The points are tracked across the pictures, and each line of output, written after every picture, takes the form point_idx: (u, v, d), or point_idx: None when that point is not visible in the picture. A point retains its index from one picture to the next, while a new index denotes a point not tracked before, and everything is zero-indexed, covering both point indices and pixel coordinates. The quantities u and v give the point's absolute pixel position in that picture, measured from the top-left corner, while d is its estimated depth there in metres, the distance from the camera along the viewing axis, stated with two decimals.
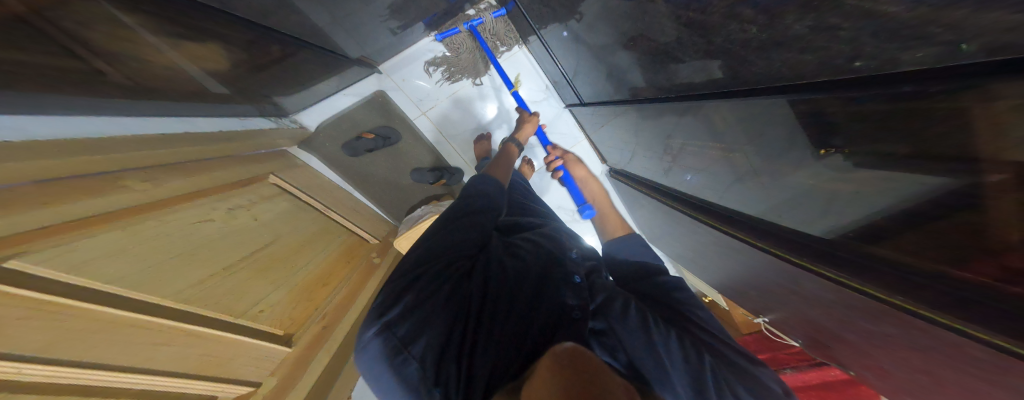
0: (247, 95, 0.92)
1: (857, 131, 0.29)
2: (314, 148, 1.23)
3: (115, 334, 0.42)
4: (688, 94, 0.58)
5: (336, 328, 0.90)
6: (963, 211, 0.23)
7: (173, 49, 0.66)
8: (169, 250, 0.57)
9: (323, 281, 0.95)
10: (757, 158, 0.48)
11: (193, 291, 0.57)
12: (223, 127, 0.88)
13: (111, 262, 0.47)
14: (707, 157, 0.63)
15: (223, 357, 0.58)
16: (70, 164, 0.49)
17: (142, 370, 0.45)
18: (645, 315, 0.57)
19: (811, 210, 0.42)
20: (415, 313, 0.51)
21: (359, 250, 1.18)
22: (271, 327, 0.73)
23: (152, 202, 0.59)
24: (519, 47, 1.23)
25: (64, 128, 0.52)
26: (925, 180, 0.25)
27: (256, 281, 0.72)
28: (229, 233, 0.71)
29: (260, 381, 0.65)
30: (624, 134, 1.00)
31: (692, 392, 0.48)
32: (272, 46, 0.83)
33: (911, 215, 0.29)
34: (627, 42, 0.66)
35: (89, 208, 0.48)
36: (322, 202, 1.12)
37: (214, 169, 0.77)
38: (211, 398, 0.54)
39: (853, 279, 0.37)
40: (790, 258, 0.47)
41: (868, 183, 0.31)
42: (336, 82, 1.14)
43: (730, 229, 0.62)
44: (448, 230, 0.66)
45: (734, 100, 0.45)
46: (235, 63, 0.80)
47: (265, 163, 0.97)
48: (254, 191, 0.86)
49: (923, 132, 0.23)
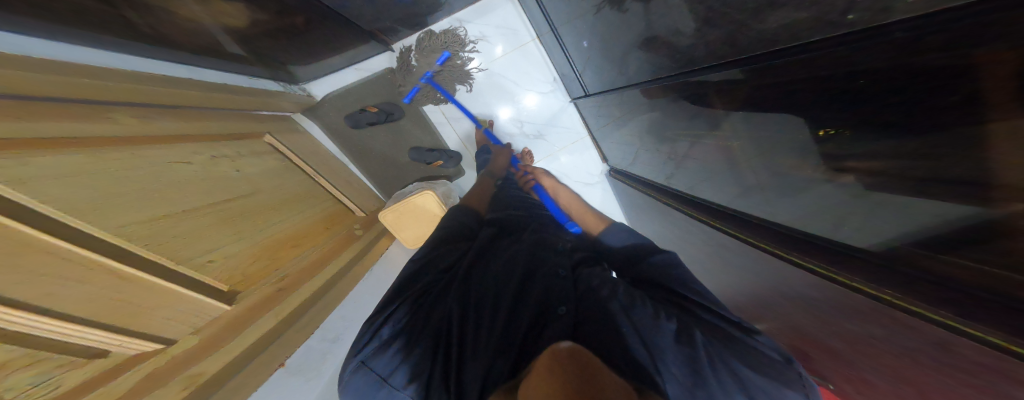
0: (261, 57, 0.95)
1: (856, 110, 0.29)
2: (317, 116, 1.19)
3: (21, 259, 0.36)
4: (690, 69, 0.58)
5: (294, 293, 0.75)
6: (957, 186, 0.22)
7: (199, 5, 0.71)
8: (123, 181, 0.52)
9: (294, 242, 0.85)
10: (755, 143, 0.49)
11: (140, 228, 0.52)
12: (228, 81, 0.90)
13: (46, 180, 0.42)
14: (706, 148, 0.64)
15: (145, 306, 0.49)
16: (33, 86, 0.47)
17: (24, 305, 0.36)
18: (632, 296, 0.52)
19: (796, 195, 0.43)
20: (392, 345, 0.50)
21: (341, 219, 1.07)
22: (216, 280, 0.62)
23: (123, 138, 0.56)
24: (531, 38, 1.21)
25: (66, 52, 0.57)
26: (927, 146, 0.24)
27: (218, 230, 0.65)
28: (199, 177, 0.66)
29: (177, 337, 0.53)
30: (630, 134, 1.04)
31: (687, 374, 0.42)
32: (297, 14, 0.88)
33: (900, 189, 0.27)
34: (642, 42, 0.70)
35: (36, 131, 0.44)
36: (315, 168, 1.06)
37: (209, 119, 0.77)
38: (106, 353, 0.44)
39: (844, 276, 0.34)
40: (786, 255, 0.44)
41: (872, 166, 0.29)
42: (346, 56, 1.13)
43: (723, 225, 0.61)
44: (420, 260, 0.67)
45: (738, 64, 0.44)
46: (255, 24, 0.84)
47: (263, 123, 0.94)
48: (245, 146, 0.83)
49: (918, 91, 0.23)
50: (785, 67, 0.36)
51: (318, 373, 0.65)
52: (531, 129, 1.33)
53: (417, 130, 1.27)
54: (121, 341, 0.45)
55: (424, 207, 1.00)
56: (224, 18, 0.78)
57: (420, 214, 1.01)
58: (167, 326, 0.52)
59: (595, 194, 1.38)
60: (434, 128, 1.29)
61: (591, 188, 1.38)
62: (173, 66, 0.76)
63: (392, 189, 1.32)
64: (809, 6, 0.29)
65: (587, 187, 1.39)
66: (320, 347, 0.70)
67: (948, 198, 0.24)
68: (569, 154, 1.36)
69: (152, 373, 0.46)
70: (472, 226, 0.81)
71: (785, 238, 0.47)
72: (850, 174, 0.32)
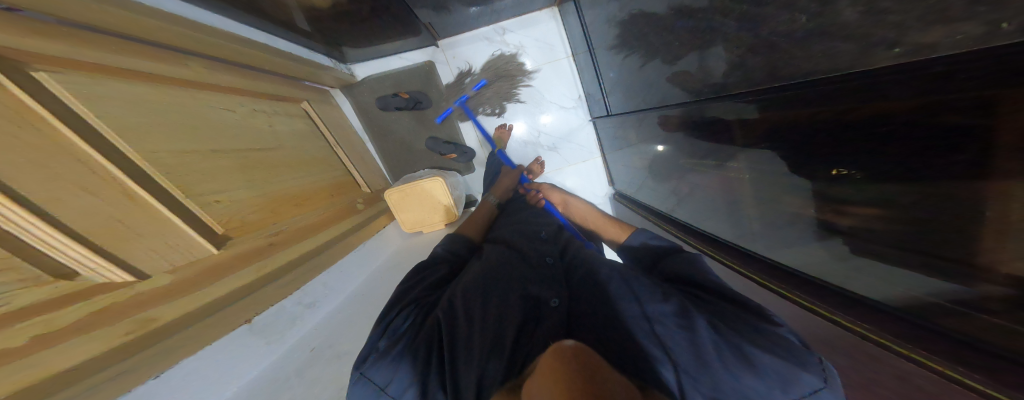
0: (324, 35, 1.07)
1: (883, 148, 0.29)
2: (353, 93, 1.28)
3: (38, 164, 0.37)
4: (714, 94, 0.57)
5: (285, 250, 0.74)
6: (1004, 240, 0.21)
7: None
8: (154, 111, 0.54)
9: (298, 201, 0.86)
10: (765, 175, 0.50)
11: (167, 158, 0.54)
12: (295, 51, 1.01)
13: (83, 98, 0.44)
14: (714, 178, 0.65)
15: (148, 232, 0.49)
16: (122, 20, 0.51)
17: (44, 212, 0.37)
18: (631, 279, 0.51)
19: (821, 236, 0.41)
20: (391, 354, 0.46)
21: (347, 191, 1.09)
22: (214, 221, 0.61)
23: (167, 77, 0.58)
24: (565, 56, 1.28)
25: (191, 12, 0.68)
26: (962, 194, 0.24)
27: (234, 173, 0.67)
28: (234, 122, 0.71)
29: (151, 274, 0.48)
30: (639, 161, 1.04)
31: (692, 357, 0.38)
32: (363, 5, 0.96)
33: (932, 220, 0.27)
34: (670, 73, 0.71)
35: (98, 56, 0.47)
36: (335, 139, 1.09)
37: (261, 80, 0.84)
38: (71, 276, 0.40)
39: (876, 333, 0.32)
40: (805, 303, 0.41)
41: (898, 193, 0.29)
42: (395, 45, 1.23)
43: (735, 264, 0.57)
44: (418, 267, 0.65)
45: (761, 95, 0.43)
46: (335, 5, 0.93)
47: (305, 91, 1.02)
48: (278, 107, 0.88)
49: (942, 141, 0.24)
50: (804, 103, 0.36)
51: (279, 339, 0.61)
52: (546, 141, 1.36)
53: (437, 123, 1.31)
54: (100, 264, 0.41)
55: (430, 193, 1.01)
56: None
57: (425, 199, 1.02)
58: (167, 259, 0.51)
59: None
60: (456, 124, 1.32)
61: None
62: (252, 30, 0.86)
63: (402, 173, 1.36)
64: (853, 40, 0.28)
65: None
66: (292, 310, 0.67)
67: (986, 258, 0.23)
68: (574, 174, 1.38)
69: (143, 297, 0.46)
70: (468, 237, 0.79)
71: (791, 278, 0.47)
72: (868, 214, 0.33)
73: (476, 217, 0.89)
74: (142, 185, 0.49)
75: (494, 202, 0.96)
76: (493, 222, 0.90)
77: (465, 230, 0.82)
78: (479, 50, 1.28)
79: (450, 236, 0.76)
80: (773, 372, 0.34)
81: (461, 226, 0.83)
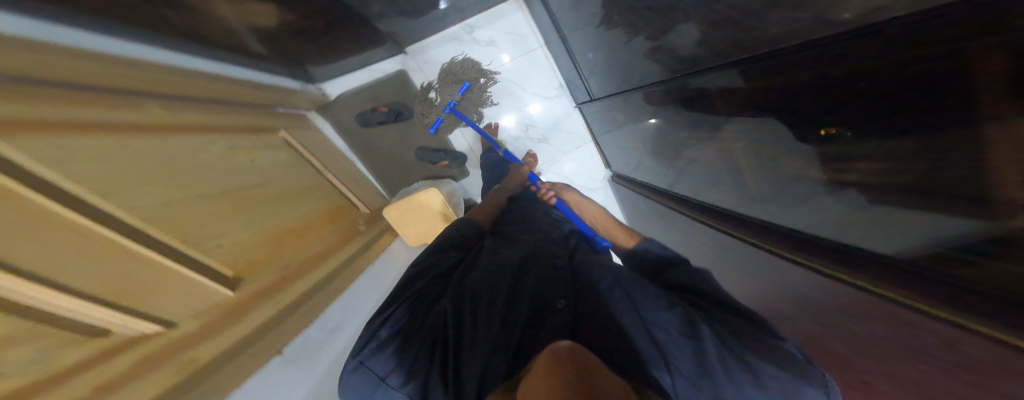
0: (282, 55, 0.99)
1: (859, 111, 0.29)
2: (330, 114, 1.21)
3: (42, 237, 0.37)
4: (693, 70, 0.59)
5: (296, 283, 0.77)
6: (958, 186, 0.22)
7: (230, 6, 0.74)
8: (139, 164, 0.52)
9: (299, 233, 0.86)
10: (750, 142, 0.52)
11: (156, 209, 0.53)
12: (252, 77, 0.93)
13: (66, 161, 0.42)
14: (708, 150, 0.67)
15: (149, 285, 0.49)
16: (64, 69, 0.48)
17: (55, 284, 0.38)
18: (633, 287, 0.51)
19: (801, 202, 0.44)
20: (392, 346, 0.49)
21: (347, 214, 1.09)
22: (222, 265, 0.62)
23: (147, 124, 0.57)
24: (540, 46, 1.27)
25: (151, 53, 0.66)
26: (917, 149, 0.25)
27: (229, 216, 0.66)
28: (215, 164, 0.68)
29: (178, 321, 0.52)
30: (632, 141, 1.06)
31: (694, 368, 0.41)
32: (318, 18, 0.93)
33: (908, 177, 0.27)
34: (648, 50, 0.72)
35: (74, 114, 0.46)
36: (324, 164, 1.07)
37: (229, 112, 0.79)
38: (106, 334, 0.43)
39: (860, 279, 0.33)
40: (798, 260, 0.43)
41: (867, 154, 0.30)
42: (361, 58, 1.19)
43: (735, 231, 0.61)
44: (419, 260, 0.65)
45: (741, 66, 0.45)
46: (283, 23, 0.87)
47: (279, 118, 0.96)
48: (257, 138, 0.84)
49: (921, 87, 0.24)
50: (796, 64, 0.36)
51: (313, 365, 0.66)
52: (536, 133, 1.35)
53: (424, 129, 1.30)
54: (126, 320, 0.44)
55: (428, 204, 1.01)
56: (253, 23, 0.83)
57: (423, 211, 1.02)
58: (172, 308, 0.51)
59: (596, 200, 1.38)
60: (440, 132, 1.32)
61: (593, 194, 1.38)
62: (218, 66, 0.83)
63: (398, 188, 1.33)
64: (811, 9, 0.30)
65: (589, 192, 1.39)
66: (318, 336, 0.72)
67: (950, 214, 0.24)
68: (571, 161, 1.38)
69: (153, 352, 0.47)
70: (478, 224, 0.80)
71: (789, 239, 0.47)
72: (845, 180, 0.34)
73: (487, 209, 0.89)
74: (138, 240, 0.48)
75: (505, 193, 0.97)
76: (501, 214, 0.92)
77: (476, 217, 0.83)
78: (450, 51, 1.26)
79: (462, 220, 0.77)
80: (777, 384, 0.36)
81: (472, 211, 0.85)
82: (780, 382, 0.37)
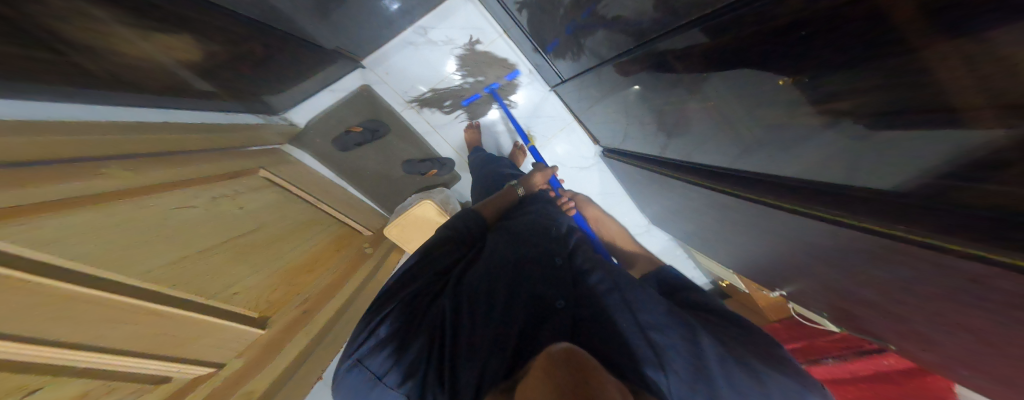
0: (232, 92, 0.88)
1: (830, 48, 0.28)
2: (304, 144, 1.18)
3: (97, 318, 0.42)
4: (660, 34, 0.57)
5: (318, 312, 0.86)
6: (937, 97, 0.21)
7: (151, 42, 0.60)
8: (144, 228, 0.53)
9: (308, 268, 0.92)
10: (741, 100, 0.47)
11: (165, 270, 0.54)
12: (211, 120, 0.85)
13: (85, 239, 0.44)
14: (694, 115, 0.64)
15: (193, 336, 0.55)
16: (68, 144, 0.48)
17: (118, 351, 0.44)
18: (650, 295, 0.52)
19: (797, 152, 0.43)
20: (389, 345, 0.51)
21: (350, 241, 1.16)
22: (245, 309, 0.69)
23: (143, 186, 0.57)
24: (500, 35, 1.18)
25: (130, 114, 0.64)
26: (885, 78, 0.24)
27: (237, 265, 0.70)
28: (204, 217, 0.66)
29: (224, 361, 0.60)
30: (613, 113, 1.03)
31: (690, 372, 0.42)
32: (252, 41, 0.80)
33: (889, 104, 0.26)
34: (613, 21, 0.69)
35: (94, 186, 0.48)
36: (314, 195, 1.08)
37: (210, 160, 0.76)
38: (170, 378, 0.50)
39: (896, 226, 0.31)
40: (811, 211, 0.42)
41: (847, 89, 0.29)
42: (319, 79, 1.12)
43: (733, 188, 0.61)
44: (417, 258, 0.64)
45: (708, 20, 0.44)
46: (209, 56, 0.73)
47: (256, 159, 0.93)
48: (240, 183, 0.82)
49: (861, 35, 0.25)
50: (760, 17, 0.36)
51: None
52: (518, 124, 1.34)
53: (405, 141, 1.29)
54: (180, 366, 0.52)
55: (425, 217, 1.03)
56: (199, 66, 0.74)
57: (421, 224, 1.05)
58: (213, 351, 0.58)
59: (592, 178, 1.39)
60: (422, 139, 1.33)
61: (587, 172, 1.39)
62: (208, 113, 0.84)
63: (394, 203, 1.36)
64: None
65: (583, 171, 1.39)
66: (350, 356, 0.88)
67: (937, 125, 0.22)
68: (562, 143, 1.36)
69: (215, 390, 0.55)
70: (478, 216, 0.81)
71: (805, 191, 0.45)
72: (841, 118, 0.31)
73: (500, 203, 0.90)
74: (171, 303, 0.53)
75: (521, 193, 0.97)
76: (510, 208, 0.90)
77: (482, 210, 0.85)
78: (408, 59, 1.19)
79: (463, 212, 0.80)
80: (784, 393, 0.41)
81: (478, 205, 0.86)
82: (780, 387, 0.41)
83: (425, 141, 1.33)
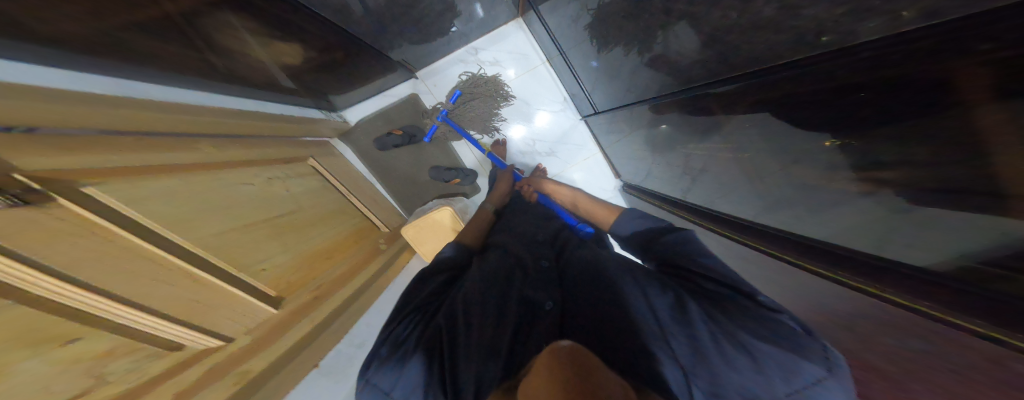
0: (307, 89, 1.01)
1: (869, 115, 0.30)
2: (350, 140, 1.29)
3: (134, 266, 0.46)
4: (702, 83, 0.61)
5: (327, 301, 0.85)
6: (975, 181, 0.22)
7: (264, 47, 0.77)
8: (204, 204, 0.60)
9: (328, 253, 0.96)
10: (773, 151, 0.47)
11: (213, 240, 0.60)
12: (287, 111, 0.98)
13: (154, 204, 0.51)
14: (720, 160, 0.64)
15: (212, 306, 0.57)
16: (160, 123, 0.59)
17: (141, 306, 0.46)
18: (644, 280, 0.55)
19: (816, 214, 0.42)
20: (392, 361, 0.50)
21: (368, 234, 1.18)
22: (267, 286, 0.71)
23: (212, 162, 0.67)
24: (542, 62, 1.30)
25: (215, 99, 0.75)
26: (932, 153, 0.25)
27: (273, 241, 0.75)
28: (257, 194, 0.74)
29: (235, 337, 0.61)
30: (638, 147, 1.06)
31: (690, 356, 0.44)
32: (339, 50, 0.93)
33: (924, 177, 0.26)
34: (651, 60, 0.75)
35: (166, 160, 0.56)
36: (347, 187, 1.15)
37: (267, 146, 0.85)
38: (182, 346, 0.52)
39: (869, 284, 0.33)
40: (795, 261, 0.45)
41: (888, 156, 0.29)
42: (374, 86, 1.24)
43: (742, 236, 0.62)
44: (418, 279, 0.69)
45: (749, 76, 0.47)
46: (307, 60, 0.89)
47: (308, 148, 1.02)
48: (291, 169, 0.91)
49: (915, 100, 0.25)
50: (800, 77, 0.38)
51: None
52: (543, 147, 1.37)
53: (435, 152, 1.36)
54: (194, 336, 0.53)
55: (443, 223, 1.06)
56: (295, 70, 0.90)
57: (438, 229, 1.07)
58: (228, 324, 0.60)
59: None
60: (451, 149, 1.37)
61: None
62: (282, 107, 0.97)
63: (413, 206, 1.40)
64: (808, 16, 0.32)
65: None
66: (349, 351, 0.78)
67: (977, 212, 0.23)
68: (581, 170, 1.38)
69: (219, 365, 0.56)
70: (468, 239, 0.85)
71: (816, 250, 0.44)
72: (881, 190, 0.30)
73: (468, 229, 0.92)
74: (203, 268, 0.56)
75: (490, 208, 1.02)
76: (488, 229, 0.94)
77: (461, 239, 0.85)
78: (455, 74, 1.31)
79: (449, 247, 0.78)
80: (774, 360, 0.40)
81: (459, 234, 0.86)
82: (770, 355, 0.41)
83: (455, 152, 1.37)
